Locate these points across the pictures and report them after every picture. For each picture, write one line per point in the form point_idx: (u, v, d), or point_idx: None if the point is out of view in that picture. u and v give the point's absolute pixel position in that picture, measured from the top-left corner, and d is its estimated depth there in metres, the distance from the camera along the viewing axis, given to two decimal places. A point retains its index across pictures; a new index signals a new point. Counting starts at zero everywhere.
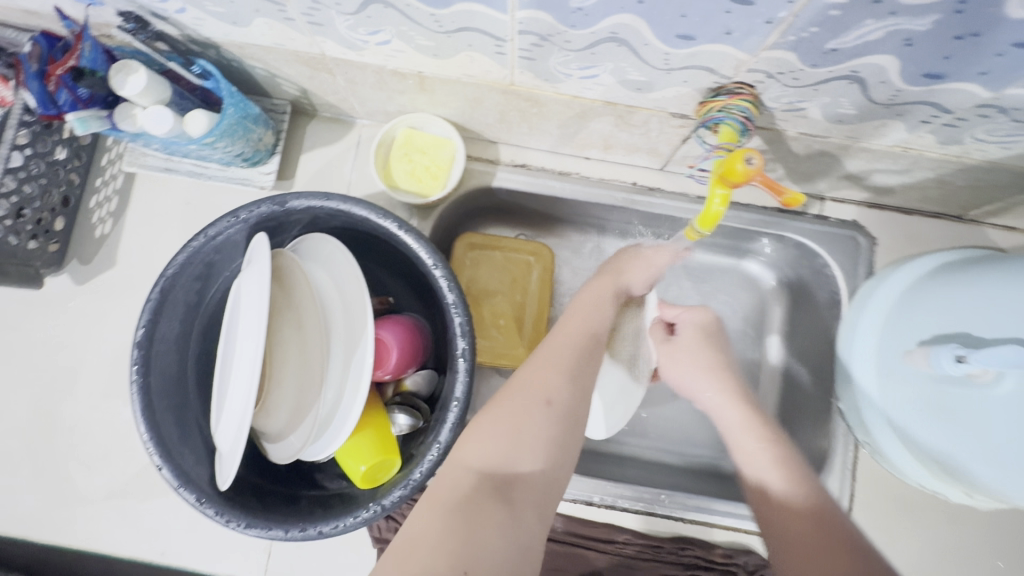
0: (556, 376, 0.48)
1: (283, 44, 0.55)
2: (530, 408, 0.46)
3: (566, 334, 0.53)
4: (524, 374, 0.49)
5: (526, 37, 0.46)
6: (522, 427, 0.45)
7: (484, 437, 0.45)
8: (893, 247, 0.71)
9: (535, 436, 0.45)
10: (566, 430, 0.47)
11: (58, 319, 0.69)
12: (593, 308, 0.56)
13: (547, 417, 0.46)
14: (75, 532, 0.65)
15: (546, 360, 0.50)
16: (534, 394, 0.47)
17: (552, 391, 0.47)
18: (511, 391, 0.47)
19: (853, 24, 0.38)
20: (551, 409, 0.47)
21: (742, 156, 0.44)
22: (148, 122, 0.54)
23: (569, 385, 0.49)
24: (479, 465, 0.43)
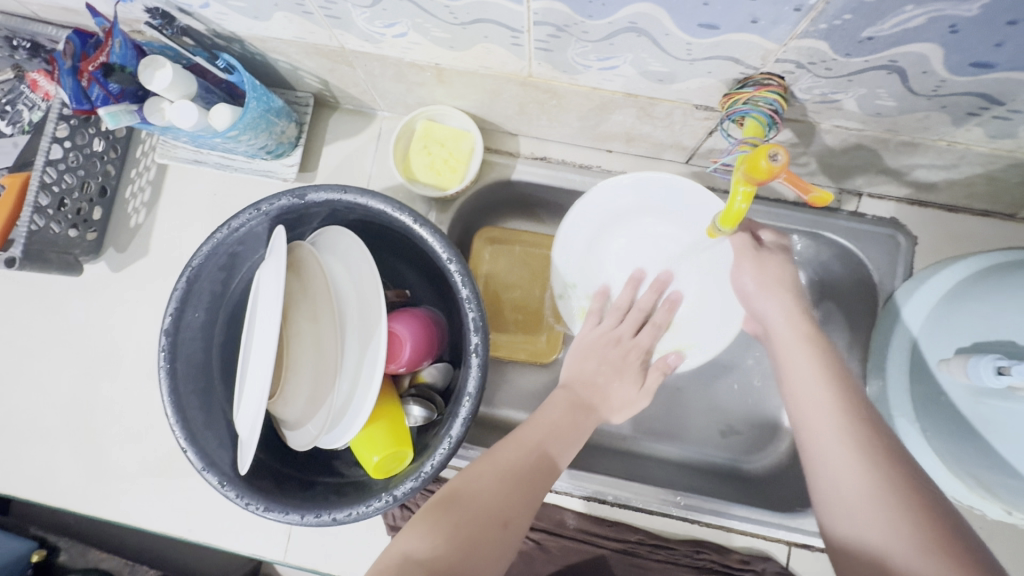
0: (512, 487, 0.48)
1: (304, 38, 0.56)
2: (479, 514, 0.45)
3: (535, 445, 0.52)
4: (479, 472, 0.49)
5: (542, 28, 0.45)
6: (473, 537, 0.44)
7: (428, 534, 0.44)
8: (936, 247, 0.67)
9: (483, 543, 0.44)
10: (508, 536, 0.45)
11: (98, 304, 0.72)
12: (573, 425, 0.57)
13: (497, 531, 0.45)
14: (112, 505, 0.69)
15: (499, 457, 0.50)
16: (495, 512, 0.46)
17: (505, 503, 0.47)
18: (457, 492, 0.47)
19: (891, 10, 0.35)
20: (508, 530, 0.46)
21: (766, 152, 0.41)
22: (175, 117, 0.55)
23: (519, 485, 0.48)
24: (420, 561, 0.42)
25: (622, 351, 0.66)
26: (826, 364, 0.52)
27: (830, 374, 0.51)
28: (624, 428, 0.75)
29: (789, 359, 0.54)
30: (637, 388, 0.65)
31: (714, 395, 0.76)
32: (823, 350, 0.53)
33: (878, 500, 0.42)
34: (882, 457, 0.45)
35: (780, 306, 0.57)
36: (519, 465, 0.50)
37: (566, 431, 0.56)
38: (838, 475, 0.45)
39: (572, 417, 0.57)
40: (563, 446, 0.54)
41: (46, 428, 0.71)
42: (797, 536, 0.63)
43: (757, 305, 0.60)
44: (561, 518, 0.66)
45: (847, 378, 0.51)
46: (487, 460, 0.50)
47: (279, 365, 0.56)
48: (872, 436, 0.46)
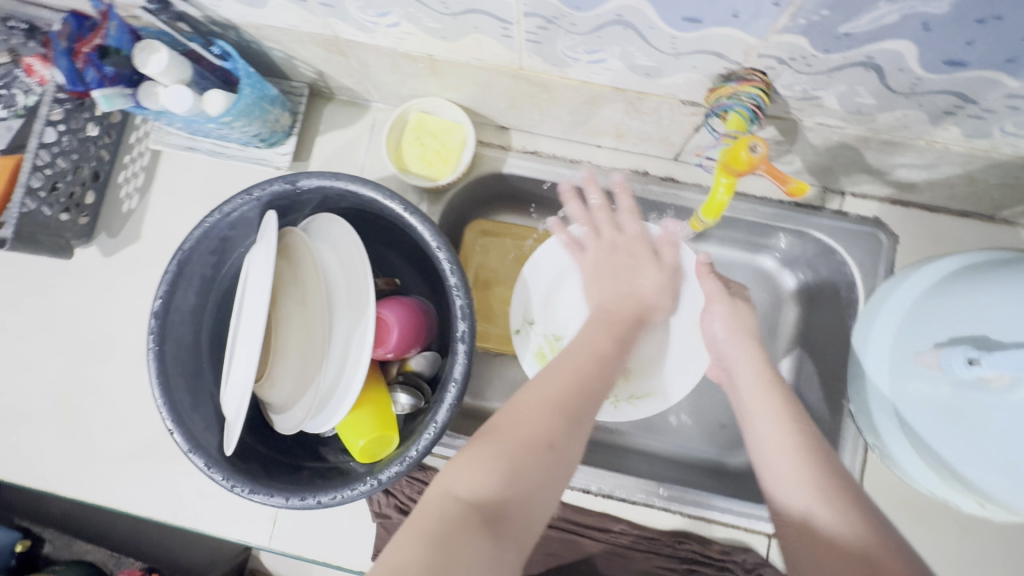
0: (554, 415, 0.47)
1: (298, 26, 0.56)
2: (524, 444, 0.45)
3: (571, 370, 0.52)
4: (522, 403, 0.48)
5: (531, 19, 0.46)
6: (518, 467, 0.44)
7: (476, 468, 0.44)
8: (917, 246, 0.68)
9: (531, 473, 0.45)
10: (554, 462, 0.46)
11: (88, 289, 0.72)
12: (605, 344, 0.56)
13: (541, 459, 0.45)
14: (97, 489, 0.69)
15: (540, 387, 0.50)
16: (538, 438, 0.46)
17: (545, 431, 0.46)
18: (500, 424, 0.47)
19: (866, 6, 0.36)
20: (554, 453, 0.46)
21: (745, 144, 0.43)
22: (168, 101, 0.56)
23: (565, 415, 0.48)
24: (465, 495, 0.43)
25: (626, 247, 0.64)
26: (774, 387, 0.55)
27: (780, 396, 0.54)
28: (609, 421, 0.76)
29: (749, 399, 0.55)
30: (659, 268, 0.64)
31: (699, 390, 0.77)
32: (774, 380, 0.56)
33: (822, 507, 0.45)
34: (828, 470, 0.48)
35: (751, 354, 0.59)
36: (559, 391, 0.49)
37: (601, 353, 0.55)
38: (790, 490, 0.48)
39: (605, 337, 0.56)
40: (601, 376, 0.53)
41: (33, 412, 0.71)
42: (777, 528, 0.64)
43: (728, 349, 0.61)
44: None
45: (796, 403, 0.54)
46: (528, 390, 0.50)
47: (266, 348, 0.56)
48: (823, 453, 0.49)
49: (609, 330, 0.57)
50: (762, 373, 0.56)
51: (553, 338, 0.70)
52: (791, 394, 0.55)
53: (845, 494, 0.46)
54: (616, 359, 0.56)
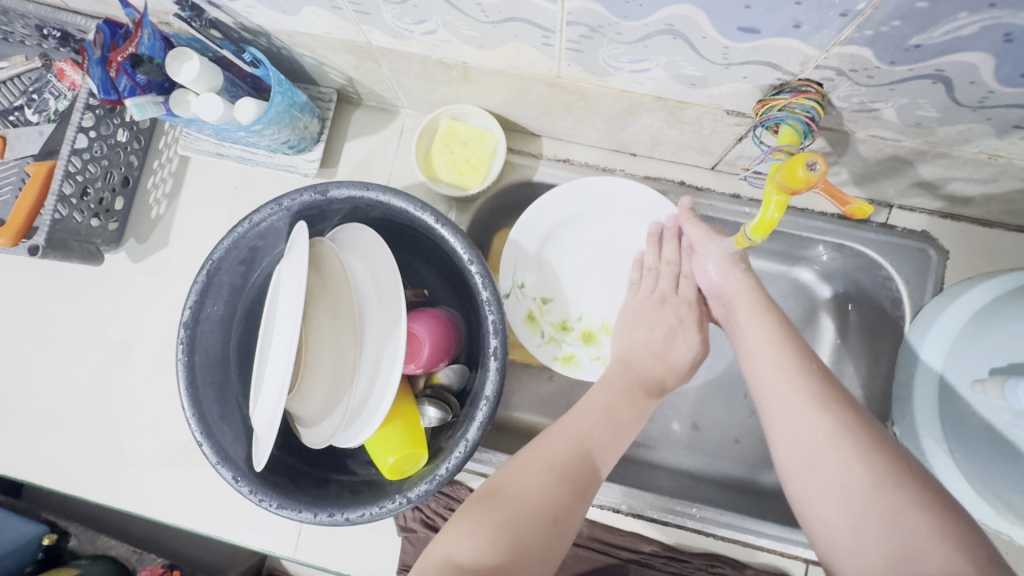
0: (557, 485, 0.48)
1: (331, 33, 0.55)
2: (523, 514, 0.46)
3: (581, 433, 0.52)
4: (526, 468, 0.49)
5: (575, 28, 0.44)
6: (519, 540, 0.45)
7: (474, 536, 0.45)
8: (968, 262, 0.65)
9: (530, 545, 0.45)
10: (554, 535, 0.46)
11: (117, 294, 0.72)
12: (627, 405, 0.56)
13: (541, 533, 0.45)
14: (125, 494, 0.69)
15: (545, 450, 0.50)
16: (540, 511, 0.46)
17: (545, 503, 0.47)
18: (502, 488, 0.48)
19: (944, 17, 0.34)
20: (555, 527, 0.46)
21: (804, 161, 0.40)
22: (201, 110, 0.55)
23: (568, 484, 0.48)
24: (463, 562, 0.44)
25: (674, 306, 0.63)
26: (775, 324, 0.54)
27: (785, 342, 0.52)
28: (639, 436, 0.74)
29: (748, 331, 0.55)
30: (696, 337, 0.63)
31: (732, 406, 0.74)
32: (781, 324, 0.54)
33: (832, 449, 0.44)
34: (835, 408, 0.47)
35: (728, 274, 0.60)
36: (566, 461, 0.49)
37: (617, 417, 0.54)
38: (800, 436, 0.47)
39: (625, 401, 0.56)
40: (611, 437, 0.53)
41: (62, 415, 0.71)
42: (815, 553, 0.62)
43: (725, 286, 0.60)
44: None
45: (800, 344, 0.53)
46: (534, 454, 0.50)
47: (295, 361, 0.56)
48: (833, 390, 0.48)
49: (643, 393, 0.57)
50: (760, 307, 0.56)
51: (542, 300, 0.71)
52: (794, 336, 0.53)
53: (856, 430, 0.45)
54: (633, 421, 0.55)
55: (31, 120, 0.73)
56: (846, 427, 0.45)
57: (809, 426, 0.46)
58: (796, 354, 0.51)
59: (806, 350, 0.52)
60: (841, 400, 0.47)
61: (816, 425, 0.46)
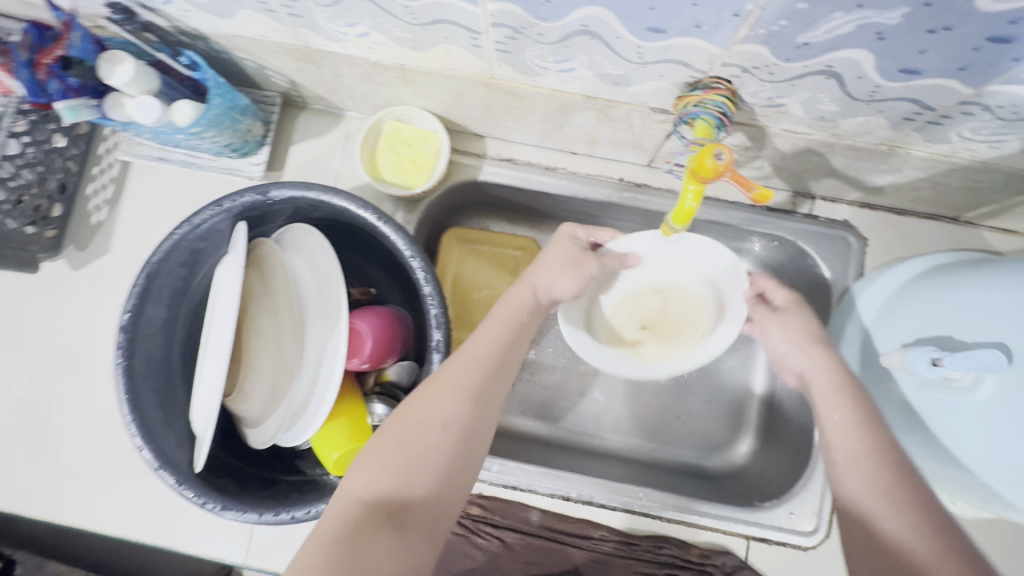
0: (454, 399, 0.46)
1: (268, 36, 0.56)
2: (423, 430, 0.44)
3: (479, 344, 0.50)
4: (427, 393, 0.46)
5: (499, 29, 0.46)
6: (399, 512, 0.41)
7: (390, 453, 0.43)
8: (886, 248, 0.69)
9: (428, 458, 0.43)
10: (456, 456, 0.44)
11: (56, 303, 0.71)
12: (510, 336, 0.51)
13: (443, 440, 0.44)
14: (65, 509, 0.67)
15: (461, 358, 0.49)
16: (432, 419, 0.45)
17: (451, 413, 0.45)
18: (410, 412, 0.45)
19: (822, 17, 0.37)
20: (445, 433, 0.44)
21: (711, 151, 0.43)
22: (136, 112, 0.56)
23: (466, 400, 0.46)
24: (366, 491, 0.42)
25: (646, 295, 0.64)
26: (852, 391, 0.49)
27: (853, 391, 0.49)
28: (590, 426, 0.77)
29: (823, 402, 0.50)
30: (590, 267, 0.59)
31: (678, 395, 0.77)
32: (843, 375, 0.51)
33: (868, 483, 0.42)
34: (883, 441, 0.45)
35: (815, 359, 0.53)
36: (463, 374, 0.47)
37: (509, 331, 0.52)
38: (846, 483, 0.44)
39: (523, 296, 0.55)
40: (515, 337, 0.52)
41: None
42: (755, 529, 0.64)
43: (796, 364, 0.55)
44: (525, 515, 0.66)
45: (877, 417, 0.47)
46: (438, 375, 0.48)
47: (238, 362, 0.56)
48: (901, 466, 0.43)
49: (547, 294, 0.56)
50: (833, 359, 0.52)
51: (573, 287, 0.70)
52: (876, 409, 0.48)
53: (898, 471, 0.43)
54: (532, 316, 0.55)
55: None
56: (897, 492, 0.41)
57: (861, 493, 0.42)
58: (869, 419, 0.46)
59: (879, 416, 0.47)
60: (907, 474, 0.42)
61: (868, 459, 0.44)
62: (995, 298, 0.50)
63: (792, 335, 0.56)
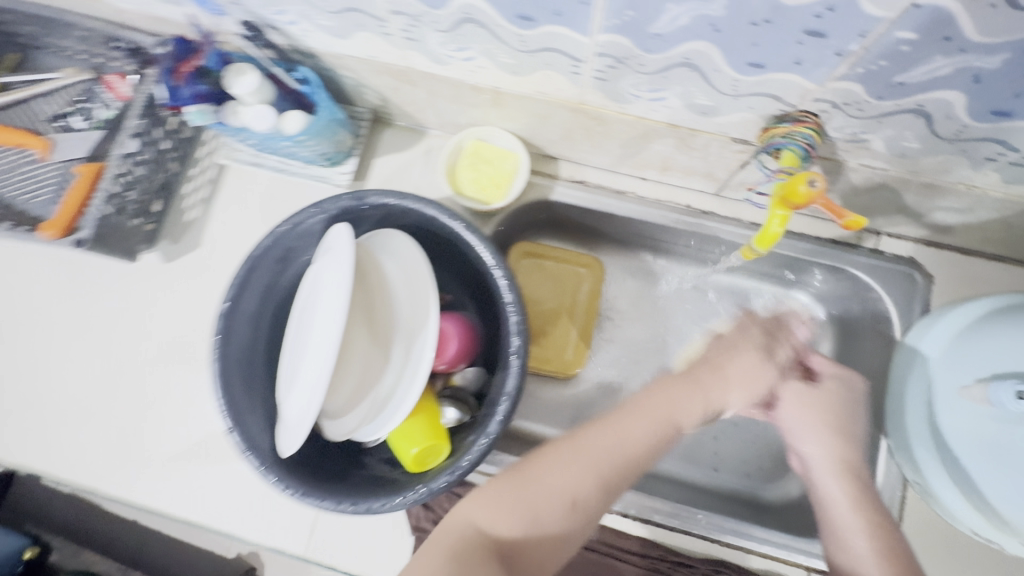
0: (590, 478, 0.49)
1: (376, 57, 0.61)
2: (552, 500, 0.47)
3: (625, 433, 0.51)
4: (553, 457, 0.49)
5: (603, 59, 0.50)
6: (512, 557, 0.45)
7: (525, 491, 0.48)
8: (951, 287, 0.70)
9: (548, 519, 0.47)
10: (582, 530, 0.48)
11: (147, 292, 0.75)
12: (663, 419, 0.53)
13: (570, 515, 0.47)
14: (139, 489, 0.70)
15: (601, 440, 0.51)
16: (564, 489, 0.48)
17: (586, 493, 0.48)
18: (539, 467, 0.49)
19: (922, 59, 0.40)
20: (574, 509, 0.47)
21: (805, 178, 0.46)
22: (253, 119, 0.61)
23: (604, 483, 0.49)
24: (490, 530, 0.46)
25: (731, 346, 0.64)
26: (875, 519, 0.52)
27: (875, 526, 0.52)
28: None
29: (840, 523, 0.53)
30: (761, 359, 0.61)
31: (733, 422, 0.78)
32: (870, 510, 0.53)
33: None
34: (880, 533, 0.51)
35: (828, 454, 0.58)
36: (611, 461, 0.50)
37: (660, 411, 0.54)
38: None
39: (693, 391, 0.56)
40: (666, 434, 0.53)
41: (81, 409, 0.72)
42: (816, 561, 0.64)
43: (807, 448, 0.60)
44: None
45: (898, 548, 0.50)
46: (573, 439, 0.51)
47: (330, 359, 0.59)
48: None
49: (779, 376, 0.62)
50: (852, 490, 0.55)
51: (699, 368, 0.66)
52: (900, 541, 0.51)
53: None
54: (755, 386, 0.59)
55: (77, 127, 0.79)
56: None
57: None
58: (889, 546, 0.50)
59: (901, 545, 0.51)
60: None
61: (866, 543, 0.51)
62: None
63: (811, 427, 0.60)
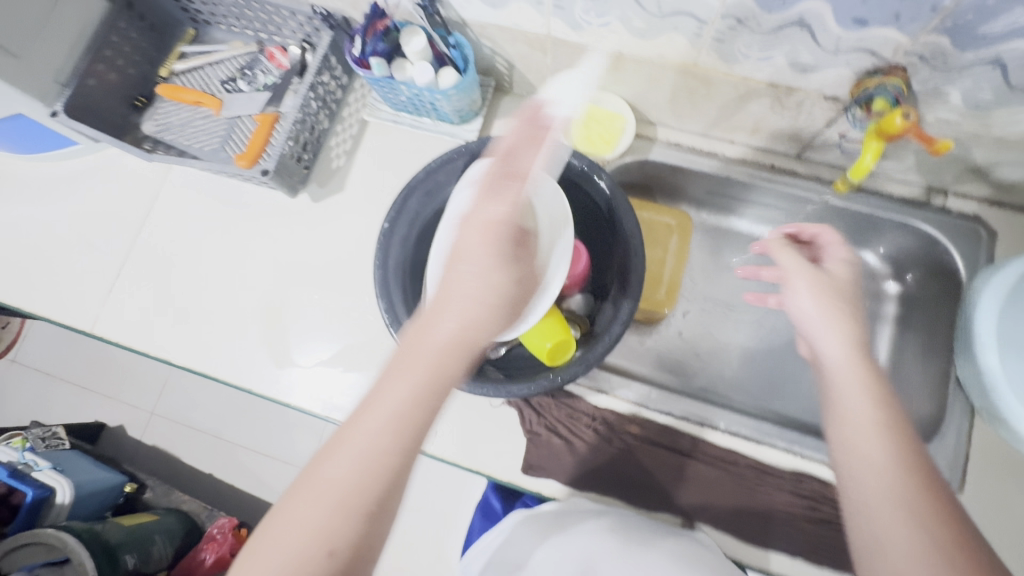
0: (347, 516, 0.44)
1: (520, 26, 0.74)
2: (313, 550, 0.42)
3: (355, 433, 0.47)
4: (321, 482, 0.45)
5: (726, 20, 0.61)
6: None
7: (342, 466, 0.45)
8: (1015, 242, 0.78)
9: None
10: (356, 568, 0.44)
11: (298, 226, 0.88)
12: (399, 417, 0.47)
13: (329, 565, 0.43)
14: (288, 390, 0.82)
15: (354, 444, 0.46)
16: (325, 537, 0.43)
17: (343, 534, 0.43)
18: (299, 504, 0.45)
19: (1004, 12, 0.50)
20: (331, 557, 0.43)
21: (898, 115, 0.57)
22: (417, 72, 0.74)
23: (335, 511, 0.44)
24: None
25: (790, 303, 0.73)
26: (891, 438, 0.53)
27: (887, 446, 0.52)
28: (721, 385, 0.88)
29: (854, 449, 0.53)
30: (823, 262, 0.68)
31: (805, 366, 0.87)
32: (883, 428, 0.53)
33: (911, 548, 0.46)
34: (931, 497, 0.48)
35: (840, 339, 0.60)
36: (354, 482, 0.45)
37: (388, 392, 0.48)
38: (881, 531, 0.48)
39: (419, 354, 0.50)
40: (411, 421, 0.48)
41: (240, 321, 0.85)
42: None
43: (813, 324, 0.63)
44: (678, 439, 0.76)
45: (909, 462, 0.51)
46: (313, 472, 0.46)
47: None
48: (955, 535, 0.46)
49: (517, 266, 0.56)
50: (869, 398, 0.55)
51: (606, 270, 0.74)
52: (911, 452, 0.52)
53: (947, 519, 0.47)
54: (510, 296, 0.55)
55: (242, 90, 0.94)
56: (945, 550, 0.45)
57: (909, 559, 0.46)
58: (900, 463, 0.51)
59: (916, 463, 0.51)
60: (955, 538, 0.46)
61: (905, 512, 0.48)
62: None
63: (819, 296, 0.64)
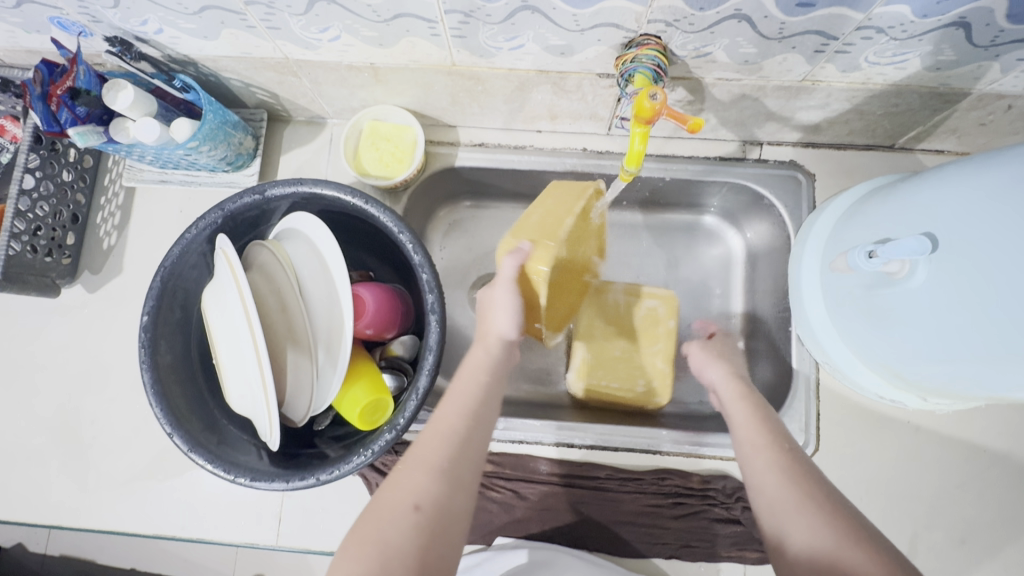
0: (422, 479, 0.49)
1: (250, 53, 0.63)
2: (395, 514, 0.47)
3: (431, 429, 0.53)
4: (393, 481, 0.49)
5: (452, 16, 0.53)
6: None
7: (404, 484, 0.48)
8: (832, 181, 0.76)
9: (404, 541, 0.45)
10: (424, 527, 0.46)
11: (76, 325, 0.76)
12: (466, 408, 0.55)
13: (416, 521, 0.46)
14: (100, 515, 0.72)
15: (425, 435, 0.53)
16: (404, 501, 0.47)
17: (419, 494, 0.48)
18: (393, 500, 0.48)
19: None
20: (420, 513, 0.47)
21: (646, 94, 0.50)
22: (138, 133, 0.61)
23: (410, 502, 0.47)
24: None
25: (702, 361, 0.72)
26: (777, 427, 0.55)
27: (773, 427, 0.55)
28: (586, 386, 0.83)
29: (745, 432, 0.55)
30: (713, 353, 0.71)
31: None
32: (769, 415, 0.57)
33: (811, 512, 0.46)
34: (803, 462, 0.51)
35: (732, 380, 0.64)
36: (429, 454, 0.51)
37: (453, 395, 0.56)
38: (796, 529, 0.46)
39: (475, 366, 0.59)
40: (476, 416, 0.54)
41: (31, 448, 0.73)
42: None
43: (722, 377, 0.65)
44: (534, 465, 0.71)
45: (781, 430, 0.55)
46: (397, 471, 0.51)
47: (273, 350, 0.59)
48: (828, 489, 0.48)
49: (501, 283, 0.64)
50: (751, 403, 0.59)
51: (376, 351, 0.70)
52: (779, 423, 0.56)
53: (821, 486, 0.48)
54: (505, 368, 0.62)
55: None
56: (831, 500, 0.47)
57: (811, 536, 0.45)
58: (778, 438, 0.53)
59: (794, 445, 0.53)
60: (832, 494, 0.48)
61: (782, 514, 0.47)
62: (921, 198, 0.53)
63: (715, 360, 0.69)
